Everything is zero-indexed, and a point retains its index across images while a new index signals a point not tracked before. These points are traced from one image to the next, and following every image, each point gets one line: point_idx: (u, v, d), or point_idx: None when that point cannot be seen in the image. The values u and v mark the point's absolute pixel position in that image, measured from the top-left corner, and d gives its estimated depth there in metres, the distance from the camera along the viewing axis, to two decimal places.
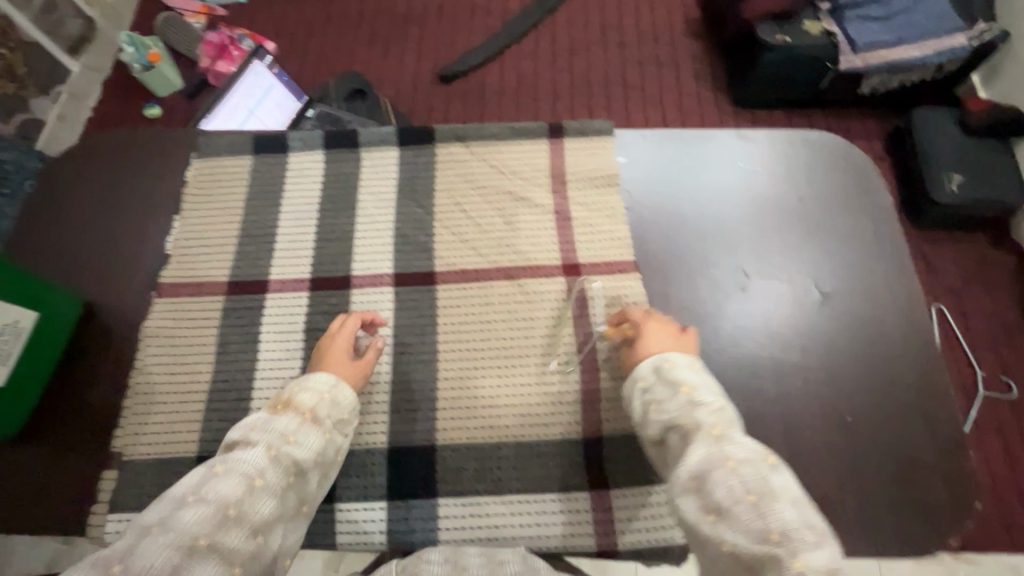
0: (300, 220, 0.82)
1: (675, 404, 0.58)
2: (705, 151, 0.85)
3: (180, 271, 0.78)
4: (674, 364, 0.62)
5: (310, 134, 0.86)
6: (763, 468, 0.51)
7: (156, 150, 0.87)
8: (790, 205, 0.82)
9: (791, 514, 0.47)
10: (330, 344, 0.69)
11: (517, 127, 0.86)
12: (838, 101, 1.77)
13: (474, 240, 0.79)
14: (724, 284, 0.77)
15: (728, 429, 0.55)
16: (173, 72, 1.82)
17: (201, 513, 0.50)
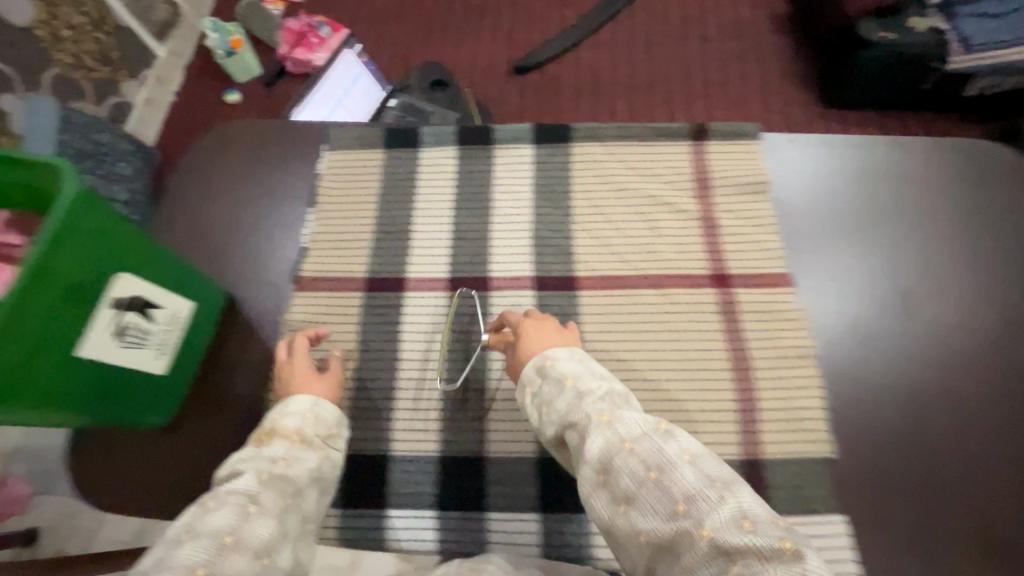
0: (436, 217, 0.80)
1: (564, 399, 0.53)
2: (811, 159, 0.80)
3: (320, 266, 0.78)
4: (558, 361, 0.57)
5: (443, 129, 0.84)
6: (655, 439, 0.46)
7: (287, 141, 0.87)
8: (904, 218, 0.77)
9: (688, 475, 0.43)
10: (286, 368, 0.66)
11: (658, 127, 0.82)
12: (941, 105, 1.64)
13: (616, 244, 0.76)
14: (846, 301, 0.72)
15: (615, 411, 0.50)
16: (253, 59, 1.82)
17: (200, 547, 0.44)
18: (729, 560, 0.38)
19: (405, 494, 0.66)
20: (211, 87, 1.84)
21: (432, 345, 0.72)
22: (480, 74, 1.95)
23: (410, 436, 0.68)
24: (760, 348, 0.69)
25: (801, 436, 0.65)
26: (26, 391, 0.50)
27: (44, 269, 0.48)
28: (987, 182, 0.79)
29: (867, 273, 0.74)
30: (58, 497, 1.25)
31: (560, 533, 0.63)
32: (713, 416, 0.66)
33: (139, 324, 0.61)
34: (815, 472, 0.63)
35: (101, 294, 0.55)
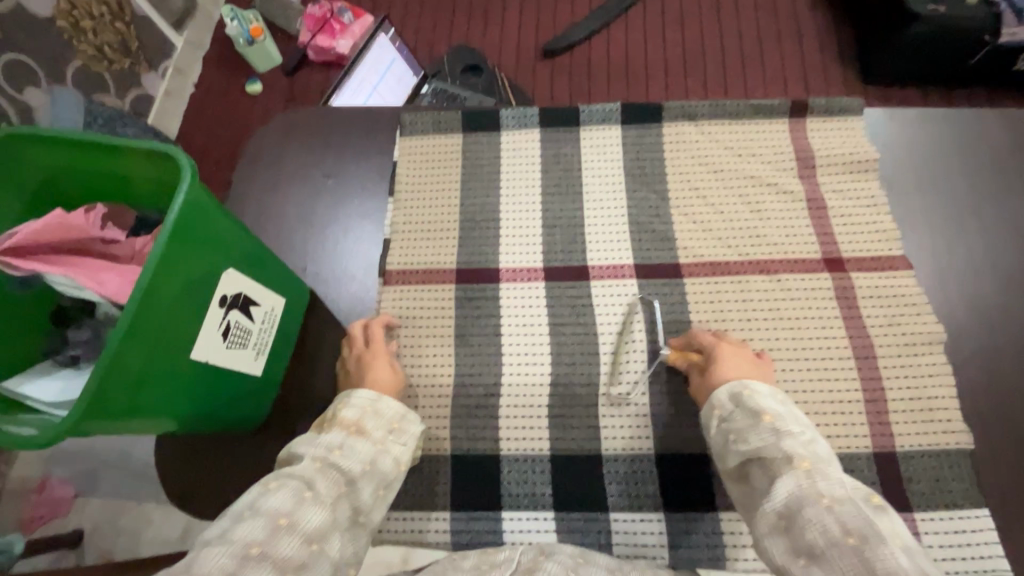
0: (524, 203, 0.76)
1: (759, 437, 0.51)
2: (905, 135, 0.76)
3: (405, 258, 0.74)
4: (757, 391, 0.55)
5: (525, 112, 0.80)
6: (864, 508, 0.45)
7: (358, 126, 0.83)
8: (1007, 193, 0.73)
9: (905, 560, 0.41)
10: (359, 360, 0.64)
11: (755, 104, 0.77)
12: (988, 80, 1.56)
13: (719, 229, 0.73)
14: (952, 282, 0.69)
15: (820, 464, 0.48)
16: (274, 47, 1.75)
17: (255, 525, 0.46)
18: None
19: (519, 496, 0.63)
20: (234, 76, 1.77)
21: (533, 338, 0.69)
22: (510, 57, 1.88)
23: (521, 435, 0.65)
24: (881, 334, 0.66)
25: (932, 425, 0.62)
26: (147, 393, 0.49)
27: (165, 262, 0.47)
28: None
29: (984, 251, 0.70)
30: (102, 498, 1.21)
31: (686, 534, 0.60)
32: (839, 408, 0.64)
33: (240, 322, 0.59)
34: (954, 465, 0.61)
35: (211, 290, 0.53)
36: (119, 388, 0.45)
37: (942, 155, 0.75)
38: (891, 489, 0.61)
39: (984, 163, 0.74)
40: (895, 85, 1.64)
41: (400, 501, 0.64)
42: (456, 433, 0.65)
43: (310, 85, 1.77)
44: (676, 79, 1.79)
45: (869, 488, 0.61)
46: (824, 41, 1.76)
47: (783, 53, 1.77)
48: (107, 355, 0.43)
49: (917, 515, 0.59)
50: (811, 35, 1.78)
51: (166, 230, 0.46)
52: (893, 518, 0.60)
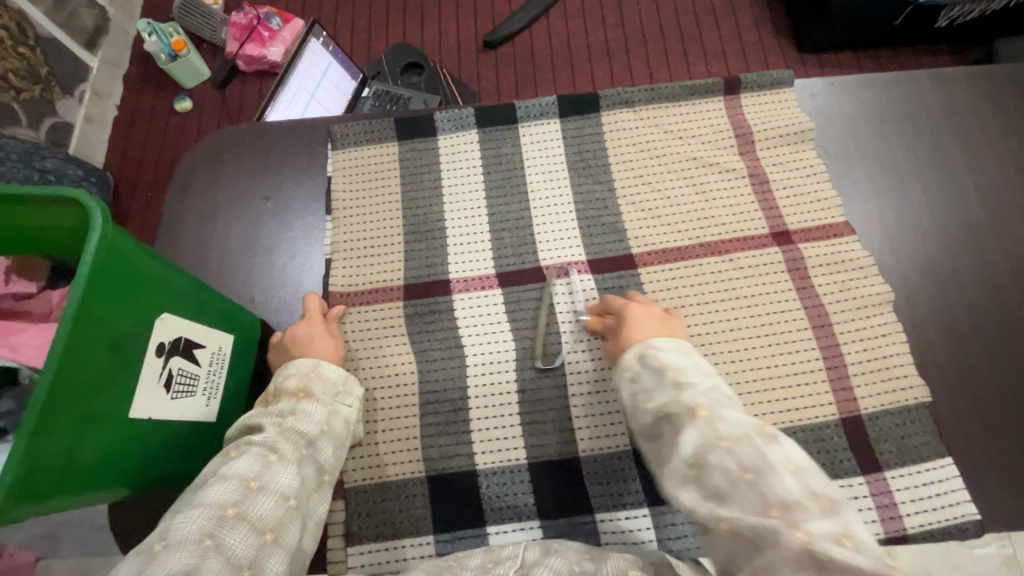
0: (469, 206, 0.74)
1: (664, 392, 0.50)
2: (841, 102, 0.78)
3: (350, 277, 0.71)
4: (656, 348, 0.55)
5: (459, 112, 0.77)
6: (759, 443, 0.43)
7: (288, 143, 0.78)
8: (939, 150, 0.75)
9: (792, 484, 0.41)
10: (294, 331, 0.64)
11: (690, 84, 0.77)
12: (911, 40, 1.62)
13: (668, 214, 0.72)
14: (898, 241, 0.70)
15: (715, 408, 0.46)
16: (200, 60, 1.65)
17: (224, 487, 0.46)
18: (819, 568, 0.37)
19: (501, 509, 0.60)
20: (159, 95, 1.67)
21: (495, 346, 0.66)
22: (450, 51, 1.84)
23: (496, 448, 0.62)
24: (835, 302, 0.67)
25: (892, 384, 0.63)
26: (88, 459, 0.44)
27: (85, 315, 0.42)
28: None
29: (923, 208, 0.72)
30: (65, 560, 1.10)
31: (672, 525, 0.59)
32: (803, 379, 0.64)
33: (184, 367, 0.54)
34: (916, 420, 0.62)
35: (144, 338, 0.49)
36: (51, 459, 0.41)
37: (877, 117, 0.76)
38: (861, 452, 0.62)
39: (916, 123, 0.76)
40: (828, 52, 1.69)
41: (378, 531, 0.60)
42: (427, 453, 0.62)
43: (243, 99, 1.68)
44: (619, 61, 1.79)
45: (840, 454, 0.61)
46: (757, 13, 1.79)
47: (720, 28, 1.78)
48: (26, 430, 0.38)
49: (887, 474, 0.60)
50: (744, 8, 1.81)
51: (79, 282, 0.42)
52: (866, 480, 0.60)
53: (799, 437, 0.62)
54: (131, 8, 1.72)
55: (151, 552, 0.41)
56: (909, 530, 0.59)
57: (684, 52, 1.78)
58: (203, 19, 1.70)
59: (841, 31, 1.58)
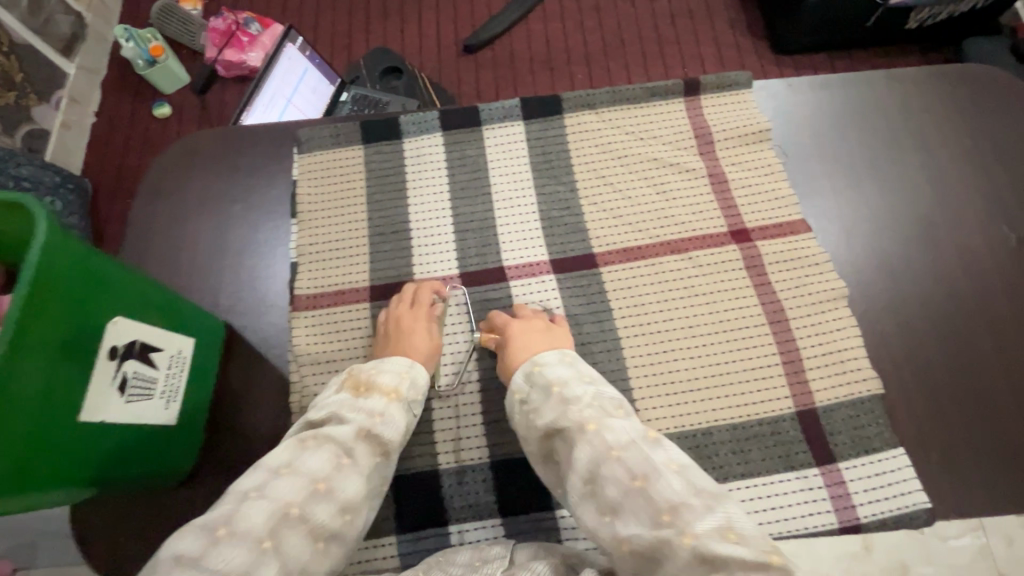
0: (434, 208, 0.74)
1: (551, 408, 0.55)
2: (801, 100, 0.78)
3: (315, 280, 0.71)
4: (541, 364, 0.59)
5: (424, 115, 0.78)
6: (645, 449, 0.50)
7: (254, 148, 0.78)
8: (896, 147, 0.76)
9: (678, 484, 0.47)
10: (400, 321, 0.65)
11: (651, 86, 0.78)
12: (882, 41, 1.66)
13: (629, 214, 0.73)
14: (858, 237, 0.71)
15: (602, 419, 0.52)
16: (179, 66, 1.65)
17: (295, 484, 0.49)
18: (708, 567, 0.42)
19: (460, 508, 0.61)
20: (138, 101, 1.66)
21: (459, 347, 0.67)
22: (430, 55, 1.85)
23: (460, 447, 0.63)
24: (791, 297, 0.69)
25: (847, 377, 0.65)
26: (37, 463, 0.44)
27: (30, 317, 0.42)
28: (989, 103, 0.78)
29: (880, 204, 0.73)
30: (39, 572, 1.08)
31: None
32: (761, 373, 0.65)
33: (139, 370, 0.54)
34: (869, 411, 0.63)
35: (95, 339, 0.49)
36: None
37: (835, 116, 0.77)
38: (817, 444, 0.63)
39: (874, 121, 0.77)
40: (802, 54, 1.71)
41: None
42: None
43: (223, 104, 1.68)
44: (597, 65, 1.81)
45: (797, 446, 0.62)
46: (733, 16, 1.82)
47: (697, 33, 1.81)
48: None
49: (841, 465, 0.62)
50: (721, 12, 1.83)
51: (22, 283, 0.41)
52: (821, 472, 0.61)
53: (757, 431, 0.63)
54: (109, 14, 1.71)
55: (217, 534, 0.44)
56: (862, 520, 0.60)
57: (662, 55, 1.80)
58: (182, 24, 1.70)
59: (816, 32, 1.61)
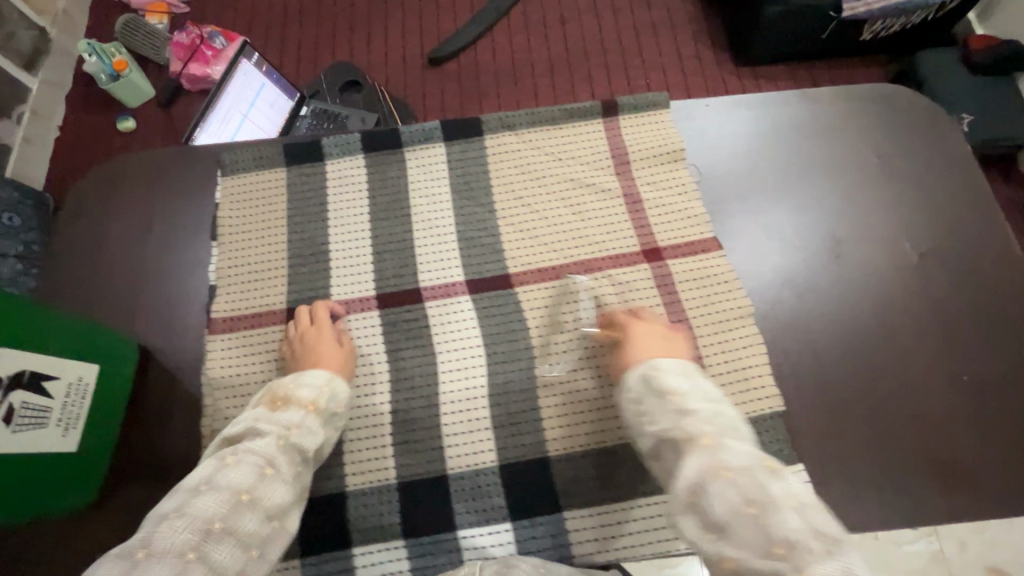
0: (354, 230, 0.75)
1: (666, 414, 0.56)
2: (723, 118, 0.79)
3: (233, 303, 0.71)
4: (662, 369, 0.60)
5: (347, 137, 0.79)
6: (762, 478, 0.47)
7: (178, 170, 0.79)
8: (813, 167, 0.77)
9: (797, 522, 0.43)
10: (305, 339, 0.66)
11: (569, 108, 0.80)
12: (838, 52, 1.68)
13: (544, 234, 0.74)
14: (773, 254, 0.73)
15: (719, 438, 0.51)
16: (144, 80, 1.65)
17: (215, 500, 0.48)
18: None
19: (369, 530, 0.61)
20: (102, 116, 1.66)
21: (373, 369, 0.68)
22: (395, 68, 1.86)
23: (368, 468, 0.63)
24: (700, 315, 0.70)
25: (750, 394, 0.66)
26: None
27: None
28: (901, 120, 0.79)
29: (794, 221, 0.74)
30: None
31: (532, 538, 0.61)
32: None
33: (28, 401, 0.55)
34: (770, 428, 0.65)
35: None
36: None
37: (754, 132, 0.78)
38: None
39: (792, 138, 0.78)
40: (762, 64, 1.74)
41: None
42: None
43: (186, 118, 1.67)
44: (560, 76, 1.82)
45: None
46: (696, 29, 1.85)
47: (660, 45, 1.83)
48: None
49: None
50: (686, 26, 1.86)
51: None
52: None
53: None
54: (75, 31, 1.71)
55: (135, 558, 0.42)
56: None
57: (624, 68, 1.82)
58: (145, 38, 1.70)
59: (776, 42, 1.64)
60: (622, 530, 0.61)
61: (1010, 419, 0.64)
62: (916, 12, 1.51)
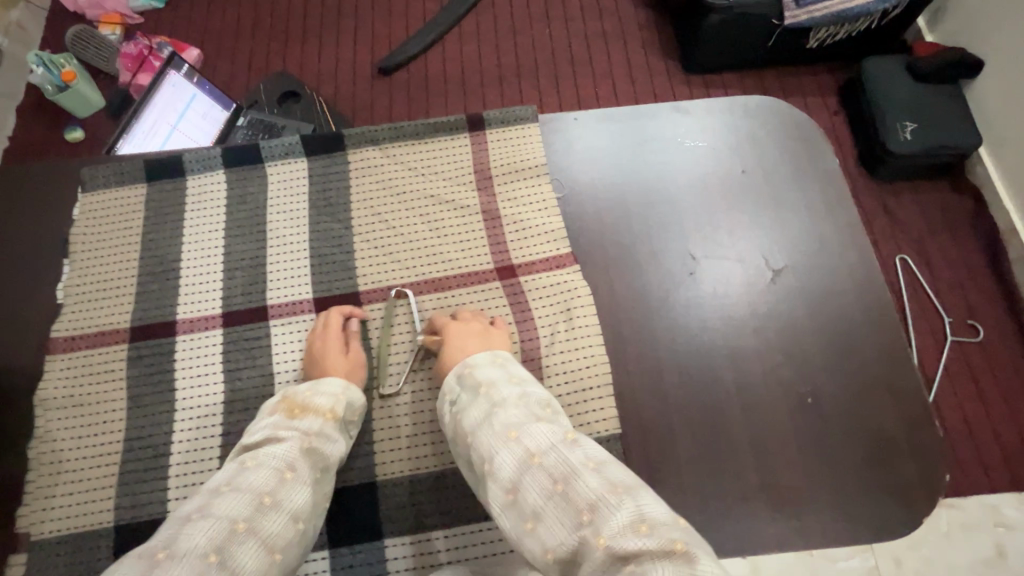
0: (207, 247, 0.74)
1: (478, 409, 0.54)
2: (651, 128, 0.79)
3: (76, 321, 0.70)
4: (475, 365, 0.59)
5: (208, 152, 0.78)
6: (562, 450, 0.47)
7: (39, 186, 0.77)
8: (736, 180, 0.75)
9: (593, 483, 0.44)
10: (316, 345, 0.66)
11: (433, 123, 0.79)
12: (790, 60, 1.51)
13: (398, 251, 0.73)
14: (671, 271, 0.70)
15: (523, 424, 0.51)
16: (92, 89, 1.44)
17: (240, 500, 0.49)
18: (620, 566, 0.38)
19: None
20: (49, 125, 1.47)
21: (207, 389, 0.66)
22: (344, 79, 1.57)
23: (192, 488, 0.62)
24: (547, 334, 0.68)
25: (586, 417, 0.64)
26: None
27: None
28: (774, 135, 0.78)
29: (651, 238, 0.72)
30: None
31: (349, 567, 0.59)
32: None
33: None
34: None
35: None
36: None
37: (683, 149, 0.77)
38: None
39: (721, 154, 0.77)
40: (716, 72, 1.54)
41: None
42: (118, 502, 0.62)
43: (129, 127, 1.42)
44: (510, 85, 1.56)
45: None
46: (646, 36, 1.61)
47: (626, 45, 1.60)
48: None
49: None
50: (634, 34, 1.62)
51: None
52: None
53: None
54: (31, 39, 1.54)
55: (155, 558, 0.42)
56: None
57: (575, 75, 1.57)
58: (96, 50, 1.50)
59: (733, 49, 1.46)
60: (434, 560, 0.60)
61: (851, 443, 0.62)
62: (861, 17, 1.37)
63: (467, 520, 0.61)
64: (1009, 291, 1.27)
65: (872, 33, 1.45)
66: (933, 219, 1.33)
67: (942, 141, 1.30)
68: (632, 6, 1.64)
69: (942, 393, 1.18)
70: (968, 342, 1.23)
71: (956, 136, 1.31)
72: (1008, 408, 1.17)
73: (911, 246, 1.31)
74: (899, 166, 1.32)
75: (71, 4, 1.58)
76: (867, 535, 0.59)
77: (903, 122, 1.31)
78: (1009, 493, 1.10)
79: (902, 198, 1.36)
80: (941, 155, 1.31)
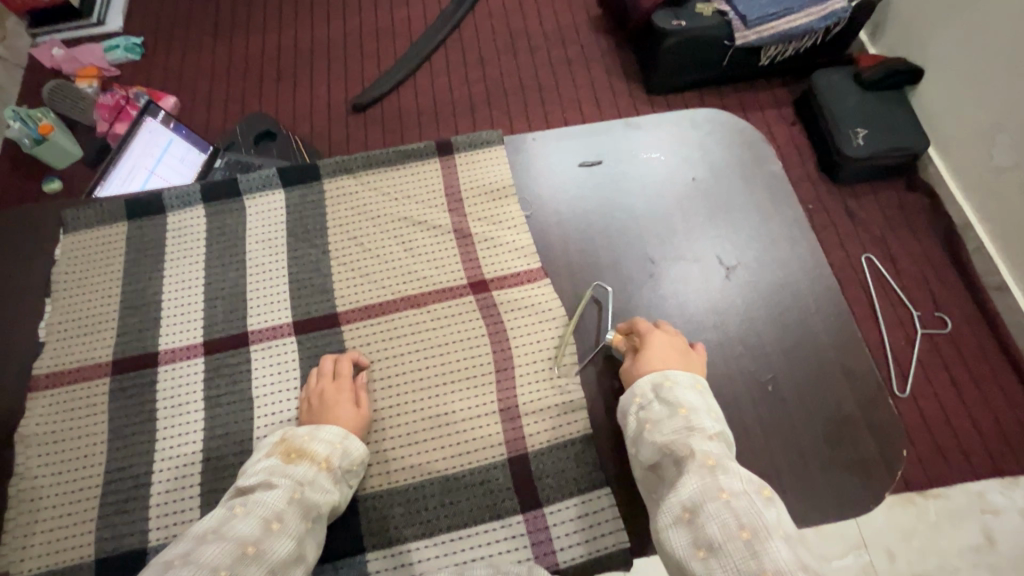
0: (186, 280, 0.76)
1: (673, 426, 0.56)
2: (610, 145, 0.84)
3: (57, 360, 0.71)
4: (675, 383, 0.60)
5: (188, 190, 0.81)
6: (758, 504, 0.49)
7: (18, 233, 0.79)
8: (689, 187, 0.80)
9: (786, 552, 0.45)
10: (324, 394, 0.66)
11: (403, 150, 0.83)
12: (745, 77, 1.60)
13: (374, 272, 0.76)
14: (634, 274, 0.74)
15: (722, 458, 0.53)
16: (70, 141, 1.47)
17: (222, 550, 0.50)
18: None
19: None
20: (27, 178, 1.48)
21: (187, 417, 0.67)
22: (320, 117, 1.62)
23: (173, 517, 0.63)
24: (520, 344, 0.71)
25: (559, 421, 0.67)
26: None
27: None
28: (726, 143, 0.84)
29: (612, 244, 0.76)
30: None
31: None
32: (481, 421, 0.67)
33: None
34: (578, 453, 0.66)
35: None
36: None
37: (639, 162, 0.82)
38: (523, 491, 0.64)
39: (674, 164, 0.82)
40: (677, 91, 1.62)
41: None
42: (99, 535, 0.62)
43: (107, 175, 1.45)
44: (482, 114, 1.63)
45: (505, 495, 0.64)
46: (607, 62, 1.70)
47: (590, 72, 1.68)
48: None
49: (545, 511, 0.64)
50: (596, 61, 1.70)
51: None
52: (524, 519, 0.63)
53: (467, 482, 0.64)
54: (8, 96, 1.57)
55: None
56: (562, 564, 0.61)
57: (542, 101, 1.65)
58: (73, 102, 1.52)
59: (690, 70, 1.54)
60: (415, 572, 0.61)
61: (815, 429, 0.65)
62: (805, 35, 1.47)
63: (448, 529, 0.62)
64: (969, 280, 1.32)
65: (818, 48, 1.54)
66: (891, 218, 1.41)
67: (894, 144, 1.38)
68: (593, 35, 1.74)
69: (916, 385, 1.22)
70: (938, 334, 1.27)
71: (907, 139, 1.38)
72: (979, 394, 1.21)
73: (874, 245, 1.37)
74: (855, 169, 1.40)
75: (51, 62, 1.63)
76: (837, 517, 0.62)
77: (854, 129, 1.39)
78: (992, 479, 1.13)
79: (860, 199, 1.43)
80: (893, 157, 1.39)
